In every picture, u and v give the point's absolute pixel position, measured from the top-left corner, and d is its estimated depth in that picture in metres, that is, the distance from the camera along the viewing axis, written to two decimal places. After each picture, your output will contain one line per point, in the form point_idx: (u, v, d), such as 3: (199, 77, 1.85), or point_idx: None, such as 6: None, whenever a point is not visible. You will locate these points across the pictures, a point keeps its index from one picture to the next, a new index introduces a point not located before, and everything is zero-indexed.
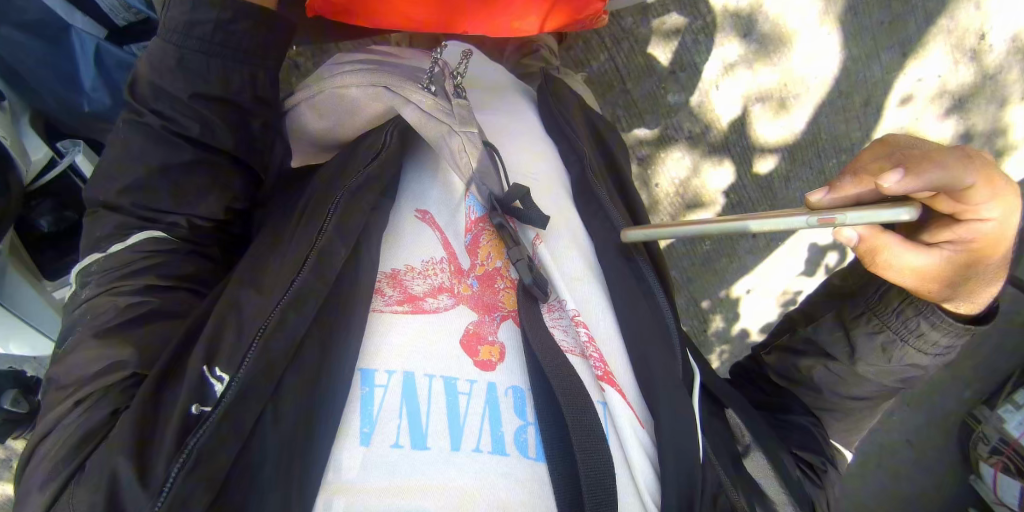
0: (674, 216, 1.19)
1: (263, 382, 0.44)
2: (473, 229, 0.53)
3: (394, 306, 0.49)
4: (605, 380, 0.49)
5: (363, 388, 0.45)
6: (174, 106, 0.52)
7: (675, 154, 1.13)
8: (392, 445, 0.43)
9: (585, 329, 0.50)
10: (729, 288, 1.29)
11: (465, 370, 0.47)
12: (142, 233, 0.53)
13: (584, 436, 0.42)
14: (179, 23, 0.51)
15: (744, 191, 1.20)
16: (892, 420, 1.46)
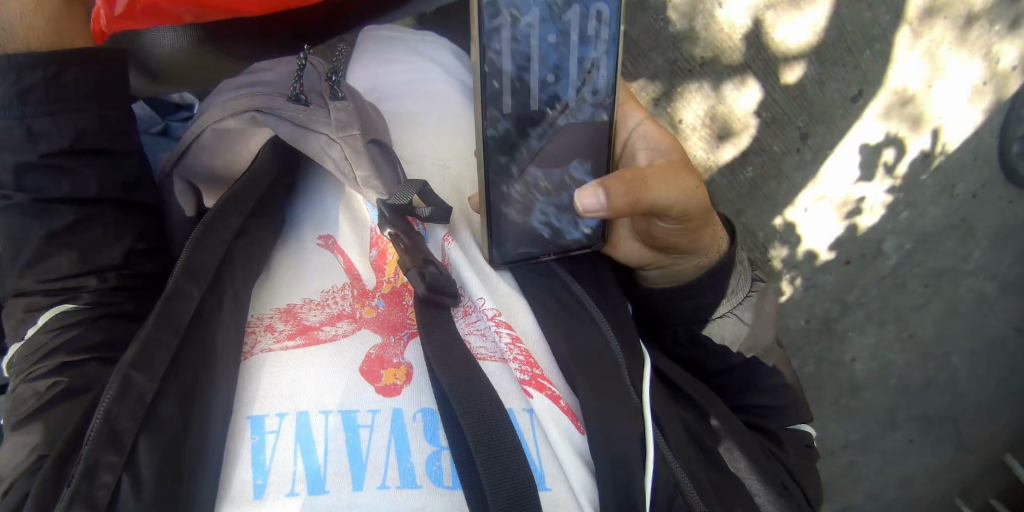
0: (709, 152, 1.17)
1: (111, 455, 0.53)
2: (378, 245, 0.71)
3: (285, 341, 0.63)
4: (532, 384, 0.61)
5: (255, 436, 0.57)
6: (37, 178, 0.69)
7: (695, 90, 1.13)
8: (287, 494, 0.55)
9: (506, 334, 0.64)
10: (783, 213, 1.22)
11: (367, 403, 0.59)
12: (48, 312, 0.68)
13: (488, 454, 0.54)
14: (12, 97, 0.68)
15: (778, 106, 1.15)
16: (989, 308, 1.38)
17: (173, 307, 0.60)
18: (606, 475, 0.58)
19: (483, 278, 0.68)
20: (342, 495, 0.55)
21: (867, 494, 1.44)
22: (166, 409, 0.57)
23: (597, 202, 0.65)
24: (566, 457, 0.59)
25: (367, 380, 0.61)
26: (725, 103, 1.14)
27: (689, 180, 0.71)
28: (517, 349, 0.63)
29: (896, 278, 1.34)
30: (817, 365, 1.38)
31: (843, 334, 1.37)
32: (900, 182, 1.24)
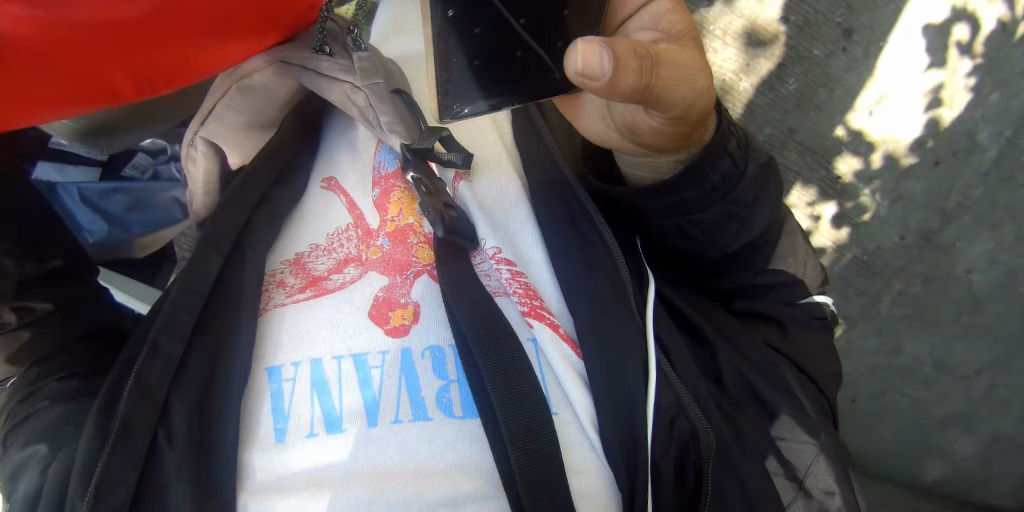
0: (745, 68, 1.26)
1: (145, 410, 0.71)
2: (384, 185, 0.88)
3: (298, 294, 0.81)
4: (531, 315, 0.82)
5: (274, 384, 0.75)
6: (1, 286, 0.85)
7: (719, 14, 1.25)
8: (309, 434, 0.72)
9: (506, 272, 0.86)
10: (844, 120, 1.26)
11: (376, 347, 0.76)
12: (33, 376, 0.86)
13: (499, 373, 0.70)
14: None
15: (804, 10, 1.23)
16: None
17: (198, 272, 0.78)
18: (599, 384, 0.78)
19: (489, 227, 0.89)
20: (357, 431, 0.72)
21: (1020, 420, 1.32)
22: (192, 365, 0.75)
23: (602, 64, 0.60)
24: (565, 373, 0.79)
25: (376, 322, 0.77)
26: (750, 13, 1.24)
27: (692, 74, 0.72)
28: (516, 283, 0.85)
29: (999, 169, 1.25)
30: (924, 285, 1.32)
31: (948, 246, 1.29)
32: (981, 61, 1.22)
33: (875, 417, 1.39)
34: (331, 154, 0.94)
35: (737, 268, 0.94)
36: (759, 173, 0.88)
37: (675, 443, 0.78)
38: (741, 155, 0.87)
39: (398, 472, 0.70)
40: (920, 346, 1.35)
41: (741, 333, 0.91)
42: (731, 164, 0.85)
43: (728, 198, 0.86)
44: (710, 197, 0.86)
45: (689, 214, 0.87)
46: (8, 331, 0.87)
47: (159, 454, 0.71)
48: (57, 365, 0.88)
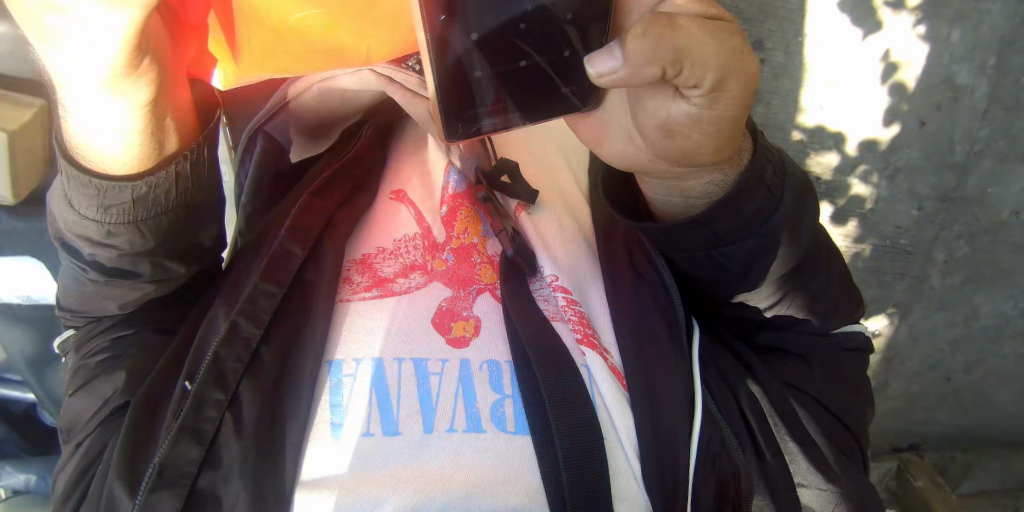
0: None
1: (216, 396, 0.69)
2: (451, 203, 0.82)
3: (363, 291, 0.76)
4: (584, 343, 0.73)
5: (332, 379, 0.71)
6: (122, 230, 0.66)
7: None
8: (366, 435, 0.68)
9: (562, 295, 0.76)
10: (795, 124, 1.22)
11: (436, 352, 0.72)
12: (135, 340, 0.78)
13: (562, 382, 0.69)
14: (97, 208, 0.64)
15: None
16: None
17: (280, 260, 0.74)
18: (642, 404, 0.72)
19: (542, 229, 0.81)
20: (414, 437, 0.68)
21: None
22: (267, 354, 0.72)
23: (606, 60, 0.53)
24: (611, 397, 0.72)
25: (439, 331, 0.73)
26: None
27: (737, 35, 0.55)
28: (572, 311, 0.75)
29: (999, 100, 1.16)
30: (971, 243, 1.24)
31: (979, 195, 1.22)
32: (920, 9, 1.13)
33: (987, 386, 1.32)
34: (399, 160, 0.88)
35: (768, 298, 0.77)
36: (796, 203, 0.70)
37: (717, 477, 0.73)
38: (778, 182, 0.69)
39: (445, 480, 0.67)
40: (995, 300, 1.27)
41: (767, 370, 0.79)
42: (767, 194, 0.68)
43: (759, 226, 0.69)
44: (745, 228, 0.70)
45: (722, 247, 0.71)
46: (136, 282, 0.73)
47: (222, 439, 0.69)
48: (137, 323, 0.79)
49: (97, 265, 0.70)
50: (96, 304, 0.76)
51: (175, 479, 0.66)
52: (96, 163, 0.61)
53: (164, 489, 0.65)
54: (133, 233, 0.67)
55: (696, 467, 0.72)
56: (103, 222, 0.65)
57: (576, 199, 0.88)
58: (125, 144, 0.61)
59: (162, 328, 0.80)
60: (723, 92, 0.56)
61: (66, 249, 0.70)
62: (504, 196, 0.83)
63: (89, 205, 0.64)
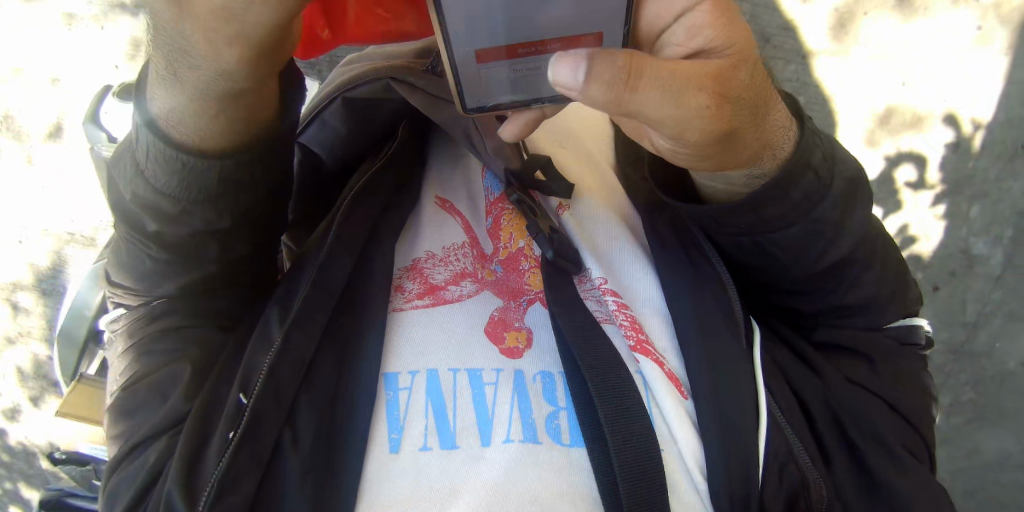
0: None
1: (273, 407, 0.46)
2: (494, 213, 0.57)
3: (415, 301, 0.52)
4: (639, 348, 0.51)
5: (389, 392, 0.48)
6: (204, 206, 0.53)
7: None
8: (422, 448, 0.46)
9: (614, 298, 0.53)
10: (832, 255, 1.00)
11: (489, 360, 0.49)
12: (202, 331, 0.62)
13: (612, 401, 0.45)
14: (173, 183, 0.52)
15: None
16: None
17: (329, 265, 0.51)
18: (714, 435, 0.48)
19: (604, 222, 0.58)
20: (471, 451, 0.46)
21: None
22: (323, 365, 0.49)
23: (575, 78, 0.41)
24: (680, 417, 0.49)
25: (491, 342, 0.50)
26: None
27: (702, 91, 0.44)
28: (625, 315, 0.52)
29: None
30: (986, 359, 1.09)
31: (986, 350, 1.02)
32: (943, 186, 0.98)
33: None
34: (440, 165, 0.63)
35: (815, 292, 0.59)
36: (847, 192, 0.55)
37: (784, 495, 0.49)
38: (825, 165, 0.54)
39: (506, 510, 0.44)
40: None
41: (831, 379, 0.58)
42: (815, 179, 0.53)
43: (810, 221, 0.54)
44: (790, 217, 0.54)
45: (770, 233, 0.55)
46: (197, 264, 0.58)
47: (282, 463, 0.45)
48: (202, 312, 0.62)
49: (160, 241, 0.56)
50: (153, 285, 0.60)
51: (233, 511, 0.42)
52: (183, 131, 0.50)
53: None
54: (212, 208, 0.54)
55: (761, 482, 0.48)
56: (180, 197, 0.53)
57: (614, 189, 0.63)
58: (206, 110, 0.49)
59: (225, 318, 0.63)
60: (687, 141, 0.46)
61: (128, 220, 0.56)
62: (542, 196, 0.58)
63: (170, 178, 0.51)
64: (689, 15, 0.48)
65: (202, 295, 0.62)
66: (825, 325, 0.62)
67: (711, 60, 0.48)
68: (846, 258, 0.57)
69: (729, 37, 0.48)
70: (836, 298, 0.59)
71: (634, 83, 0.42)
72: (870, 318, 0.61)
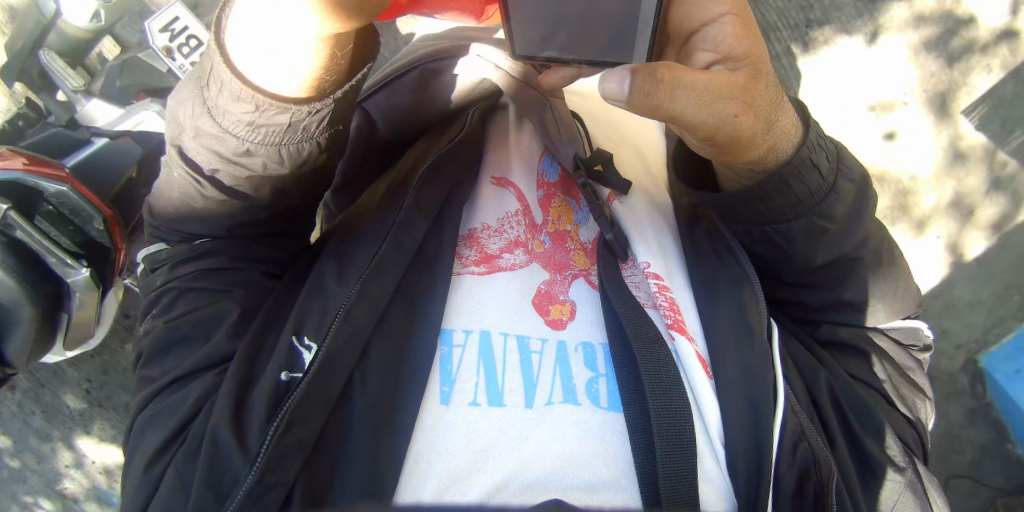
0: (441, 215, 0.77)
1: (345, 351, 0.50)
2: (544, 190, 0.61)
3: (472, 267, 0.55)
4: (675, 326, 0.55)
5: (443, 348, 0.52)
6: (266, 148, 0.55)
7: None
8: (471, 403, 0.50)
9: (656, 281, 0.57)
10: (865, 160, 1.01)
11: (537, 329, 0.53)
12: (242, 275, 0.65)
13: (653, 369, 0.49)
14: (243, 122, 0.53)
15: None
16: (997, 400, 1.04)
17: (399, 229, 0.54)
18: (736, 412, 0.53)
19: (646, 211, 0.62)
20: (516, 410, 0.50)
21: None
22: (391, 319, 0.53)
23: (620, 91, 0.47)
24: (704, 390, 0.53)
25: (537, 313, 0.54)
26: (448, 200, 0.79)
27: (733, 100, 0.51)
28: (665, 296, 0.56)
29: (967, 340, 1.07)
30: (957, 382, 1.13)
31: None
32: None
33: None
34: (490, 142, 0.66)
35: (822, 286, 0.63)
36: (853, 194, 0.59)
37: (795, 474, 0.53)
38: (832, 168, 0.58)
39: (544, 466, 0.48)
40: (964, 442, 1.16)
41: (837, 376, 0.62)
42: (819, 177, 0.57)
43: (822, 218, 0.58)
44: (794, 211, 0.58)
45: (781, 224, 0.58)
46: (251, 207, 0.61)
47: (347, 404, 0.49)
48: (246, 257, 0.65)
49: (215, 181, 0.59)
50: (202, 224, 0.63)
51: (296, 441, 0.46)
52: (271, 78, 0.51)
53: (289, 465, 0.45)
54: (273, 152, 0.56)
55: (776, 456, 0.52)
56: (244, 137, 0.54)
57: (649, 179, 0.67)
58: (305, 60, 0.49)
59: (265, 264, 0.66)
60: (717, 143, 0.52)
61: (183, 157, 0.58)
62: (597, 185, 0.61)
63: (241, 119, 0.53)
64: (717, 22, 0.54)
65: (250, 237, 0.66)
66: (831, 327, 0.66)
67: (733, 65, 0.53)
68: (856, 256, 0.61)
69: (747, 44, 0.53)
70: (837, 298, 0.63)
71: (667, 92, 0.48)
72: (871, 319, 0.65)
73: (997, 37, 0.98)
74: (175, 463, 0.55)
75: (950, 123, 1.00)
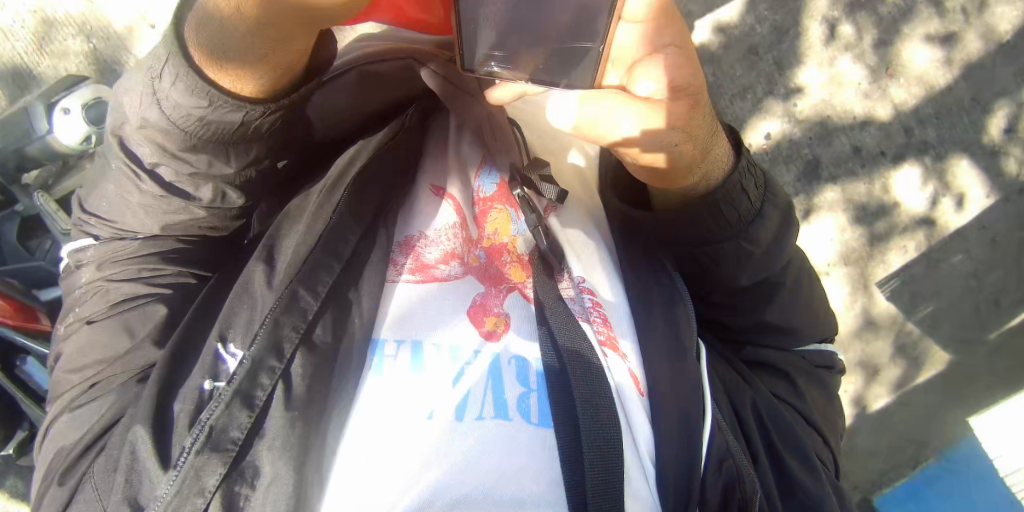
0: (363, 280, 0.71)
1: (270, 360, 0.49)
2: (483, 205, 0.60)
3: (408, 275, 0.55)
4: (607, 343, 0.55)
5: (374, 357, 0.51)
6: (217, 145, 0.53)
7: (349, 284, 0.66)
8: (400, 415, 0.49)
9: (591, 295, 0.57)
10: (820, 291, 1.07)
11: (471, 341, 0.52)
12: (173, 278, 0.62)
13: (587, 390, 0.49)
14: (194, 117, 0.51)
15: None
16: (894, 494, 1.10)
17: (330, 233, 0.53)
18: (666, 431, 0.54)
19: (587, 226, 0.62)
20: (445, 424, 0.49)
21: None
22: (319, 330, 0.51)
23: None
24: (635, 408, 0.54)
25: (472, 323, 0.53)
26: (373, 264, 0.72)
27: (673, 131, 0.53)
28: (599, 311, 0.56)
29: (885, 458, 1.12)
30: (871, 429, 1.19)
31: None
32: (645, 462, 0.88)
33: None
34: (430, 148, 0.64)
35: (750, 308, 0.64)
36: (778, 219, 0.61)
37: (720, 489, 0.54)
38: (760, 194, 0.60)
39: (472, 481, 0.48)
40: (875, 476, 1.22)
41: (762, 393, 0.64)
42: (748, 202, 0.59)
43: (750, 244, 0.60)
44: (724, 234, 0.59)
45: (711, 246, 0.60)
46: (190, 204, 0.59)
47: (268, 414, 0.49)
48: (179, 259, 0.63)
49: (156, 175, 0.57)
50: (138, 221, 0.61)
51: (215, 452, 0.46)
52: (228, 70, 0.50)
53: (206, 477, 0.45)
54: (222, 151, 0.54)
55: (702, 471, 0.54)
56: (193, 132, 0.52)
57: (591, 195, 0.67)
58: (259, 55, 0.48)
59: (198, 267, 0.64)
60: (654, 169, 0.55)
61: (125, 149, 0.56)
62: (535, 194, 0.61)
63: (189, 113, 0.51)
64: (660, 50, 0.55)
65: (186, 236, 0.63)
66: (756, 347, 0.68)
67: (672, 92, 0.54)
68: (781, 280, 0.63)
69: (685, 71, 0.54)
70: (764, 319, 0.65)
71: None
72: (793, 340, 0.67)
73: (915, 221, 1.06)
74: (90, 472, 0.52)
75: (865, 292, 1.08)
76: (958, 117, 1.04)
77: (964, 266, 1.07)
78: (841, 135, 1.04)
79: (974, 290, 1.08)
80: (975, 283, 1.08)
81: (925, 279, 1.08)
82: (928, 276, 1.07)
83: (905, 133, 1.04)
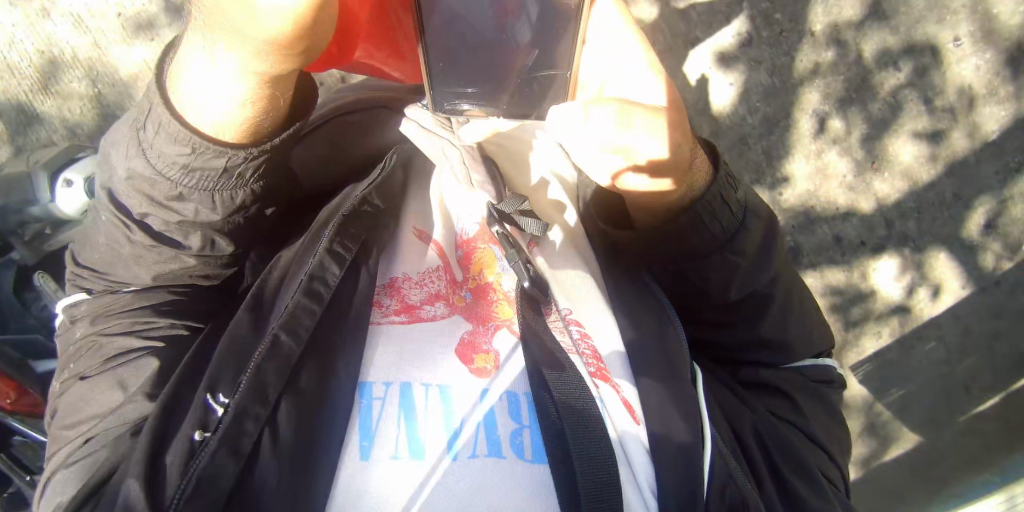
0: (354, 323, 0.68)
1: (257, 406, 0.48)
2: (467, 245, 0.58)
3: (393, 316, 0.54)
4: (597, 374, 0.56)
5: (363, 401, 0.51)
6: (201, 192, 0.53)
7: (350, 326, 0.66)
8: (392, 457, 0.49)
9: (577, 327, 0.58)
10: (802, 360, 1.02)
11: (461, 378, 0.52)
12: (162, 332, 0.61)
13: (575, 421, 0.49)
14: (175, 164, 0.52)
15: None
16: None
17: (314, 278, 0.52)
18: (665, 460, 0.53)
19: (574, 255, 0.61)
20: (438, 462, 0.49)
21: None
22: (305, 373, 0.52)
23: None
24: (629, 438, 0.54)
25: (460, 362, 0.53)
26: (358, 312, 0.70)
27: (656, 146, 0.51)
28: (586, 344, 0.57)
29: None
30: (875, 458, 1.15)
31: None
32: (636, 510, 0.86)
33: None
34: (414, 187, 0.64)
35: (742, 325, 0.64)
36: (762, 231, 0.60)
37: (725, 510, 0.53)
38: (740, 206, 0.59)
39: None
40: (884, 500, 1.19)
41: (762, 414, 0.63)
42: (729, 213, 0.58)
43: (735, 255, 0.59)
44: (709, 248, 0.59)
45: (697, 262, 0.59)
46: (178, 254, 0.58)
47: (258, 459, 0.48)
48: (168, 310, 0.62)
49: (144, 224, 0.57)
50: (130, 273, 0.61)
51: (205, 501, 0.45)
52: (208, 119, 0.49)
53: None
54: (206, 199, 0.54)
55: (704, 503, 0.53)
56: (177, 181, 0.53)
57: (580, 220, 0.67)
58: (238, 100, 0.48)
59: (188, 317, 0.63)
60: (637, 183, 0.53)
61: (113, 202, 0.57)
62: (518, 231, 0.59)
63: (172, 160, 0.51)
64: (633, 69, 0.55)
65: (175, 287, 0.62)
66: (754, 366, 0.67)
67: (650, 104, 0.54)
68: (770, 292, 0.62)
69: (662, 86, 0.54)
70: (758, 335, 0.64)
71: None
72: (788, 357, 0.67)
73: (890, 310, 0.96)
74: None
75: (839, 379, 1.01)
76: (938, 214, 0.91)
77: (935, 355, 0.96)
78: (824, 226, 0.95)
79: (947, 377, 0.96)
80: (947, 369, 0.96)
81: (898, 367, 0.98)
82: (899, 363, 0.98)
83: (886, 226, 0.93)
